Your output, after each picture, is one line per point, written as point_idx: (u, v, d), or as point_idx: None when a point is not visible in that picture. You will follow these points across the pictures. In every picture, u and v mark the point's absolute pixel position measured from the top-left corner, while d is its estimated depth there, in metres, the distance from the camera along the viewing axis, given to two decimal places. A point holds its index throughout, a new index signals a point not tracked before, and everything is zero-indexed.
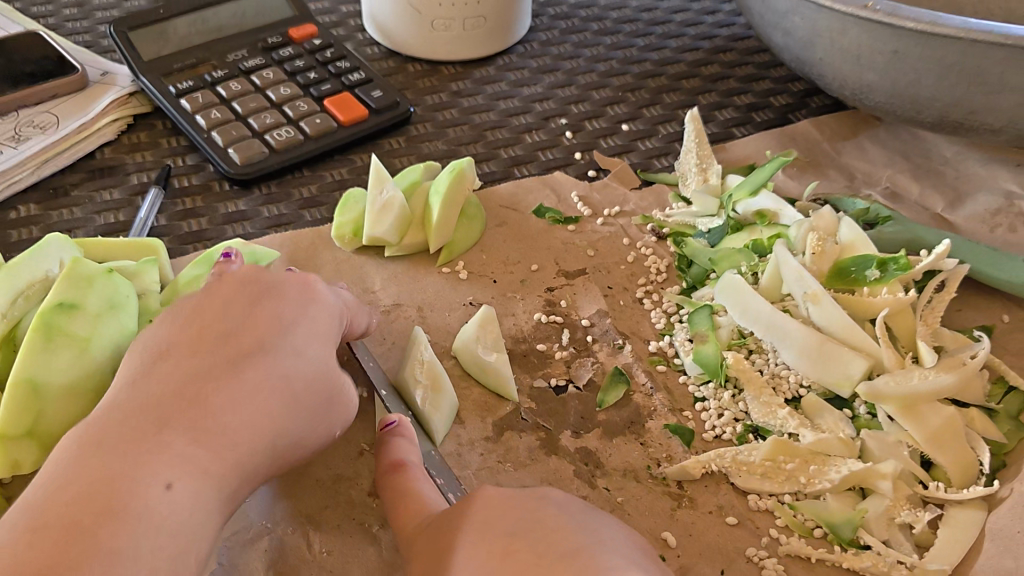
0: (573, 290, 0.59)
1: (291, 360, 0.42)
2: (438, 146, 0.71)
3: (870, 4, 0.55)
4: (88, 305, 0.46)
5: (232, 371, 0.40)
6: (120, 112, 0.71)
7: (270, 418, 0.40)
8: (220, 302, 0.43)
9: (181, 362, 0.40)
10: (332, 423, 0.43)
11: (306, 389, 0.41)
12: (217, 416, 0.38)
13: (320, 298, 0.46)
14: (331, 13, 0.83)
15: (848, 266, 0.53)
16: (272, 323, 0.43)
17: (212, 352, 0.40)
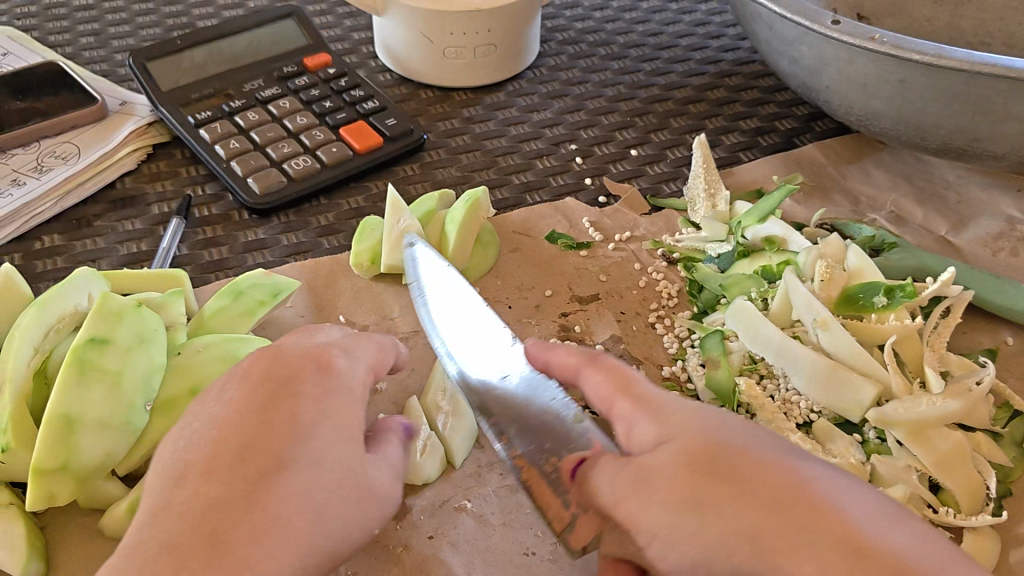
0: (586, 316, 0.61)
1: (316, 457, 0.34)
2: (451, 173, 0.72)
3: (876, 37, 0.57)
4: (119, 339, 0.48)
5: (257, 496, 0.32)
6: (140, 142, 0.72)
7: (305, 534, 0.33)
8: (242, 398, 0.36)
9: (196, 494, 0.32)
10: (372, 528, 0.36)
11: (342, 486, 0.35)
12: (245, 566, 0.30)
13: (340, 372, 0.38)
14: (343, 40, 0.85)
15: (856, 293, 0.55)
16: (291, 428, 0.35)
17: (226, 472, 0.33)
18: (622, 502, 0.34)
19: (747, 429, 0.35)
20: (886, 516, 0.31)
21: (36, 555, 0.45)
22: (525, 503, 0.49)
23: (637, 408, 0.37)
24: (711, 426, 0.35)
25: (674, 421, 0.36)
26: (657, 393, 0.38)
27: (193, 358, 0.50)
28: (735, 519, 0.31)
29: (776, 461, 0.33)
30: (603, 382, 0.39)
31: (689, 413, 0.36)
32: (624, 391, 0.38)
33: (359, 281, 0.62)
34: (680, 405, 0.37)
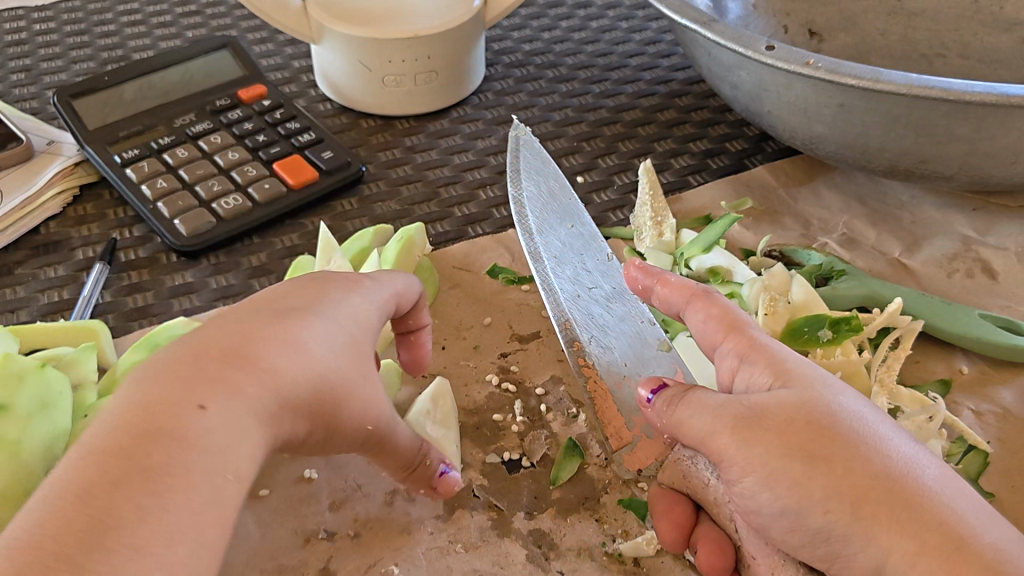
0: (526, 355, 0.58)
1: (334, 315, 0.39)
2: (391, 207, 0.70)
3: (811, 62, 0.55)
4: (18, 406, 0.45)
5: (280, 317, 0.37)
6: (65, 183, 0.69)
7: (309, 357, 0.37)
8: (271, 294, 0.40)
9: (220, 328, 0.36)
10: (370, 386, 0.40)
11: (332, 351, 0.38)
12: (264, 360, 0.35)
13: (362, 287, 0.42)
14: (283, 69, 0.83)
15: (801, 326, 0.52)
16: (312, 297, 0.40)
17: (261, 311, 0.38)
18: (723, 434, 0.38)
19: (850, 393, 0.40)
20: (974, 508, 0.36)
21: None
22: (455, 565, 0.47)
23: (747, 347, 0.41)
24: (823, 379, 0.39)
25: (788, 364, 0.40)
26: (765, 336, 0.43)
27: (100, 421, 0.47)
28: (843, 480, 0.36)
29: (880, 427, 0.38)
30: (715, 316, 0.43)
31: (798, 362, 0.41)
32: (733, 331, 0.43)
33: None
34: (787, 350, 0.42)
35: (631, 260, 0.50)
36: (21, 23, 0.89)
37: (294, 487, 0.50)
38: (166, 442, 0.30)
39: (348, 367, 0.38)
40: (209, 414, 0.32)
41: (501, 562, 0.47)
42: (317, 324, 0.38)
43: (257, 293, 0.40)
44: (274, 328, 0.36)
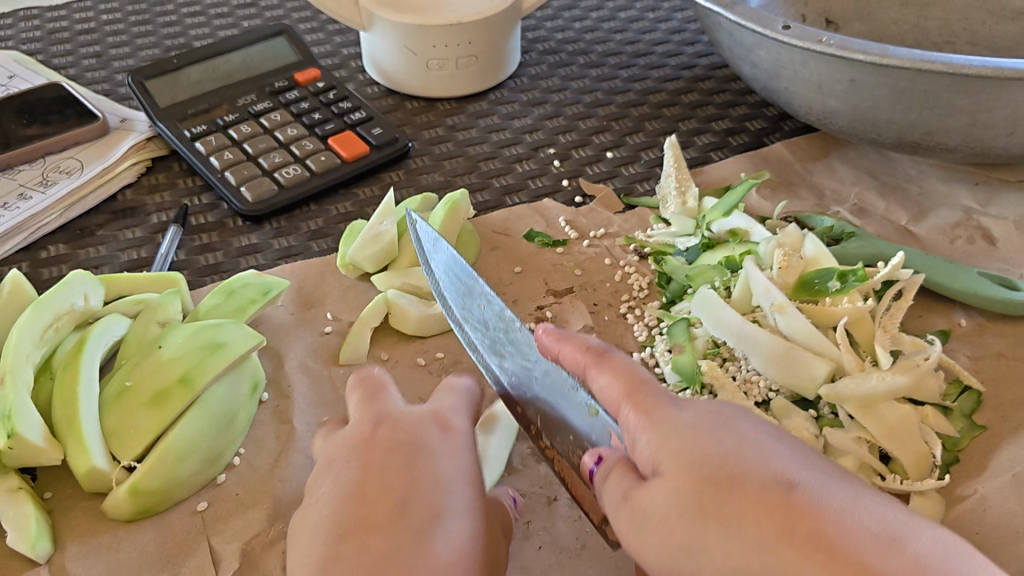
0: (560, 307, 0.64)
1: (454, 501, 0.39)
2: (435, 178, 0.76)
3: (824, 40, 0.61)
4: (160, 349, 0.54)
5: (416, 522, 0.37)
6: (139, 156, 0.76)
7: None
8: (371, 448, 0.41)
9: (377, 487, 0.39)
10: None
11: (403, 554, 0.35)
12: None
13: (456, 430, 0.43)
14: (333, 56, 0.89)
15: (812, 278, 0.58)
16: (435, 472, 0.40)
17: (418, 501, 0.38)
18: (628, 533, 0.36)
19: (752, 442, 0.35)
20: (888, 538, 0.29)
21: (43, 537, 0.49)
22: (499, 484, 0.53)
23: (636, 425, 0.38)
24: (714, 440, 0.35)
25: (675, 435, 0.36)
26: (669, 400, 0.38)
27: (178, 351, 0.53)
28: (723, 559, 0.31)
29: (778, 476, 0.33)
30: (610, 386, 0.40)
31: (692, 426, 0.36)
32: (627, 399, 0.39)
33: (346, 280, 0.66)
34: (677, 415, 0.37)
35: (539, 325, 0.46)
36: (89, 13, 0.97)
37: None
38: None
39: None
40: None
41: (539, 482, 0.53)
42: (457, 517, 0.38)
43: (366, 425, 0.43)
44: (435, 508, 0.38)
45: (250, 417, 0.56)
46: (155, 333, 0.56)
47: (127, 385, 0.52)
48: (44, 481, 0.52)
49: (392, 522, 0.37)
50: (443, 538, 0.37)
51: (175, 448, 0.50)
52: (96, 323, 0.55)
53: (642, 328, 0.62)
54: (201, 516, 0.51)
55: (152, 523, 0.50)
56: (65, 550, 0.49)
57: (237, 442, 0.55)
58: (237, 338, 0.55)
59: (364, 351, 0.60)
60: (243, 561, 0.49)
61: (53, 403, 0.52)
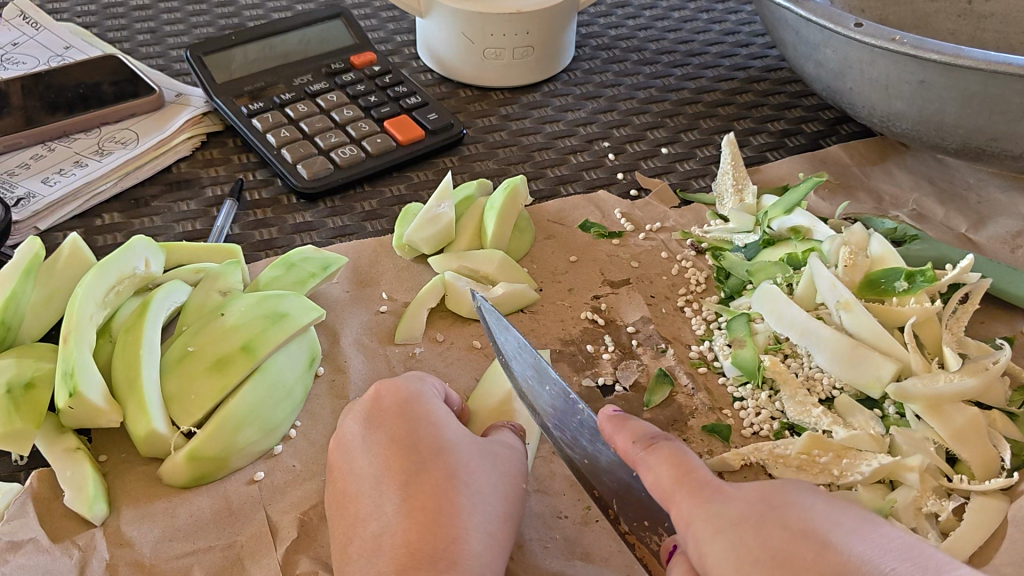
0: (617, 298, 0.64)
1: (456, 439, 0.47)
2: (489, 166, 0.75)
3: (897, 38, 0.60)
4: (224, 318, 0.53)
5: (436, 470, 0.44)
6: (194, 130, 0.76)
7: (486, 506, 0.44)
8: (373, 427, 0.47)
9: (392, 454, 0.45)
10: (488, 512, 0.44)
11: (442, 497, 0.43)
12: (452, 520, 0.42)
13: (424, 381, 0.50)
14: (387, 42, 0.89)
15: (878, 278, 0.57)
16: (432, 424, 0.47)
17: (429, 455, 0.45)
18: None
19: (801, 535, 0.34)
20: None
21: (99, 498, 0.48)
22: (557, 470, 0.53)
23: (685, 520, 0.37)
24: (765, 536, 0.34)
25: (723, 536, 0.35)
26: (716, 488, 0.37)
27: (240, 320, 0.53)
28: None
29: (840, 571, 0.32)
30: (661, 477, 0.38)
31: (742, 521, 0.35)
32: (679, 487, 0.37)
33: (401, 261, 0.65)
34: (724, 507, 0.36)
35: (605, 405, 0.43)
36: None
37: None
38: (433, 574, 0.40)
39: (487, 503, 0.44)
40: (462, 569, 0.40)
41: None
42: (469, 454, 0.46)
43: (362, 421, 0.48)
44: (452, 457, 0.45)
45: (308, 389, 0.55)
46: (216, 301, 0.56)
47: (188, 351, 0.52)
48: (99, 443, 0.52)
49: (429, 478, 0.44)
50: (471, 475, 0.44)
51: (234, 417, 0.50)
52: (159, 288, 0.55)
53: (699, 321, 0.62)
54: (258, 486, 0.51)
55: (209, 490, 0.50)
56: (120, 513, 0.49)
57: (294, 415, 0.54)
58: (298, 309, 0.55)
59: (419, 332, 0.60)
60: (301, 532, 0.49)
61: (113, 365, 0.51)
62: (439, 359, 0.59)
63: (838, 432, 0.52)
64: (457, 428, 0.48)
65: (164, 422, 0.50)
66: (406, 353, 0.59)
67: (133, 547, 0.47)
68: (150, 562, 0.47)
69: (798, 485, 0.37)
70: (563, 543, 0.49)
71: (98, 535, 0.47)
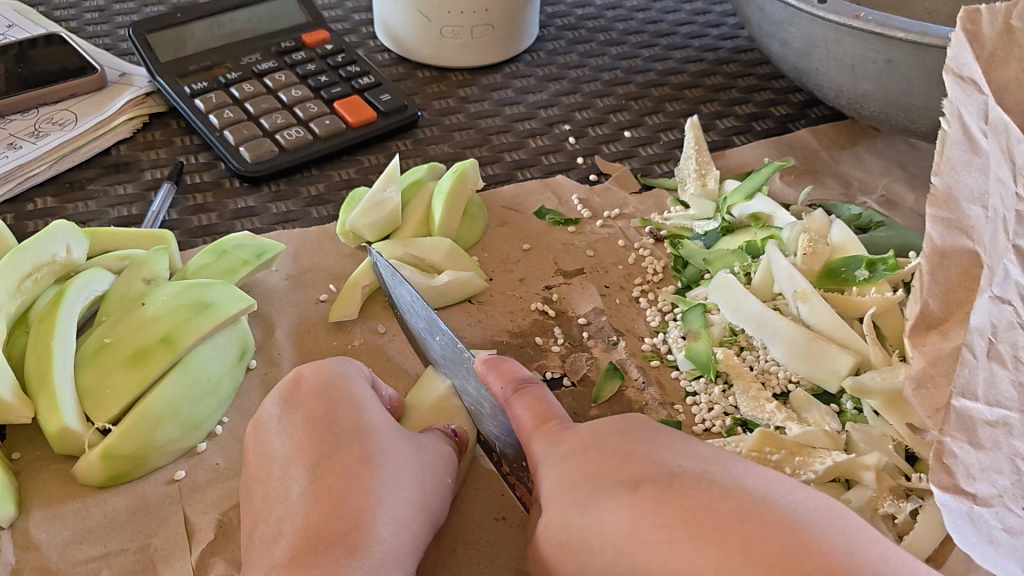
0: (570, 288, 0.61)
1: (377, 420, 0.44)
2: (444, 149, 0.72)
3: (861, 15, 0.58)
4: (145, 310, 0.50)
5: (351, 452, 0.42)
6: (136, 111, 0.73)
7: (403, 491, 0.41)
8: (292, 407, 0.45)
9: (308, 435, 0.43)
10: (404, 496, 0.41)
11: (352, 480, 0.40)
12: (359, 504, 0.40)
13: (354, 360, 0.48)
14: (344, 21, 0.85)
15: (838, 267, 0.54)
16: (353, 404, 0.44)
17: (345, 436, 0.43)
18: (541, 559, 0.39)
19: (614, 441, 0.40)
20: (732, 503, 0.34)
21: (7, 499, 0.45)
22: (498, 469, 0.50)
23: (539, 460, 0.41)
24: (593, 457, 0.39)
25: (561, 462, 0.40)
26: (564, 429, 0.41)
27: (162, 310, 0.50)
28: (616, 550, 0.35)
29: (638, 471, 0.37)
30: (522, 420, 0.43)
31: (578, 448, 0.40)
32: (536, 426, 0.42)
33: (345, 248, 0.62)
34: (568, 436, 0.41)
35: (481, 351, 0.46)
36: None
37: None
38: (332, 560, 0.37)
39: (405, 488, 0.41)
40: (365, 558, 0.38)
41: None
42: (391, 437, 0.43)
43: (283, 401, 0.45)
44: (369, 440, 0.43)
45: (237, 383, 0.53)
46: (140, 289, 0.53)
47: (106, 343, 0.49)
48: (12, 440, 0.49)
49: (341, 460, 0.41)
50: (388, 459, 0.42)
51: (152, 413, 0.47)
52: (78, 276, 0.52)
53: (654, 312, 0.59)
54: (178, 486, 0.48)
55: (125, 489, 0.47)
56: (30, 515, 0.46)
57: (222, 410, 0.51)
58: (226, 299, 0.52)
59: (359, 322, 0.57)
60: (220, 534, 0.46)
61: (26, 358, 0.48)
62: (379, 352, 0.56)
63: (792, 428, 0.49)
64: (381, 409, 0.45)
65: (78, 419, 0.47)
66: (345, 345, 0.56)
67: (40, 550, 0.44)
68: (56, 567, 0.44)
69: (639, 421, 0.41)
70: (499, 545, 0.46)
71: (4, 538, 0.45)
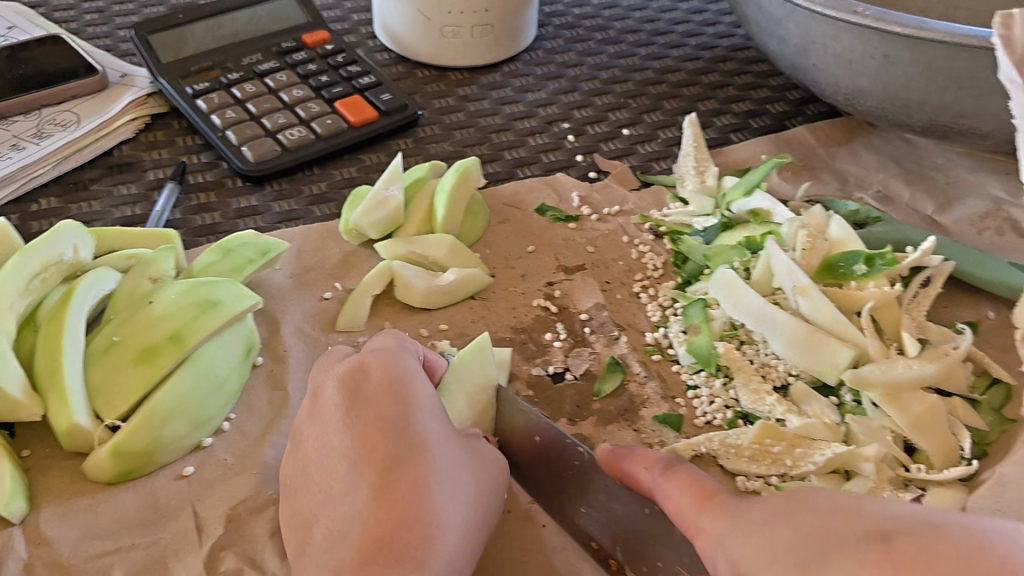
0: (572, 284, 0.62)
1: (437, 427, 0.44)
2: (444, 148, 0.73)
3: (859, 11, 0.58)
4: (151, 308, 0.51)
5: (414, 460, 0.42)
6: (138, 112, 0.73)
7: (460, 505, 0.41)
8: (356, 407, 0.44)
9: (369, 439, 0.43)
10: (462, 510, 0.41)
11: (413, 493, 0.40)
12: (422, 518, 0.40)
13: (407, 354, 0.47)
14: (343, 21, 0.86)
15: (838, 262, 0.55)
16: (415, 408, 0.44)
17: (407, 443, 0.42)
18: None
19: (815, 508, 0.33)
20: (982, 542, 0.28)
21: (18, 495, 0.46)
22: None
23: (708, 537, 0.36)
24: (791, 525, 0.33)
25: (744, 531, 0.35)
26: (733, 503, 0.37)
27: (169, 307, 0.51)
28: None
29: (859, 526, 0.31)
30: (677, 494, 0.39)
31: (762, 521, 0.35)
32: (704, 500, 0.38)
33: (348, 246, 0.63)
34: (744, 507, 0.37)
35: (601, 442, 0.46)
36: None
37: None
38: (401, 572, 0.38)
39: (463, 501, 0.42)
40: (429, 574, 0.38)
41: None
42: (446, 447, 0.43)
43: (341, 399, 0.45)
44: (429, 451, 0.42)
45: (243, 380, 0.53)
46: (146, 288, 0.54)
47: (114, 341, 0.50)
48: (22, 438, 0.50)
49: (403, 469, 0.41)
50: (450, 469, 0.42)
51: (161, 410, 0.48)
52: (86, 276, 0.52)
53: (654, 307, 0.59)
54: (186, 481, 0.48)
55: (135, 485, 0.48)
56: (41, 511, 0.46)
57: (229, 406, 0.52)
58: (231, 297, 0.52)
59: (363, 319, 0.58)
60: (228, 528, 0.47)
61: (35, 357, 0.49)
62: None
63: (792, 420, 0.50)
64: (438, 412, 0.45)
65: (87, 416, 0.47)
66: (349, 341, 0.57)
67: (52, 546, 0.45)
68: (68, 562, 0.44)
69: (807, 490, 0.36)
70: (503, 538, 0.47)
71: (17, 534, 0.45)
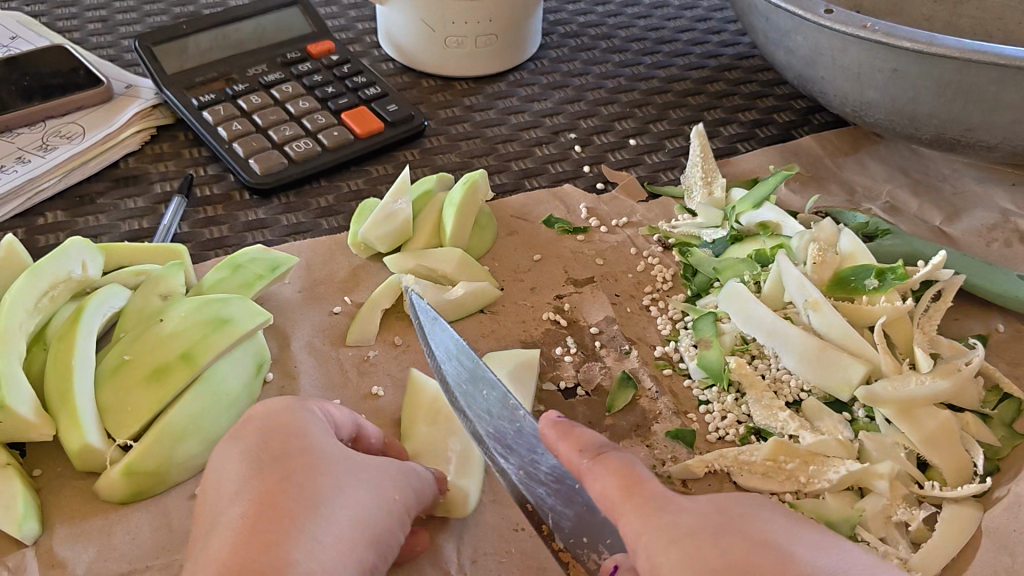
0: (581, 297, 0.61)
1: (319, 447, 0.40)
2: (451, 159, 0.73)
3: (869, 25, 0.58)
4: (162, 326, 0.51)
5: (288, 478, 0.38)
6: (143, 124, 0.73)
7: (334, 520, 0.37)
8: (234, 441, 0.41)
9: (241, 463, 0.39)
10: (334, 523, 0.37)
11: (278, 507, 0.36)
12: (281, 530, 0.35)
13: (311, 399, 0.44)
14: (348, 30, 0.86)
15: (848, 276, 0.55)
16: (292, 433, 0.41)
17: (277, 463, 0.39)
18: None
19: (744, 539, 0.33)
20: None
21: (30, 517, 0.46)
22: None
23: (633, 532, 0.34)
24: (720, 548, 0.32)
25: (674, 545, 0.33)
26: (666, 502, 0.35)
27: (181, 325, 0.50)
28: None
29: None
30: (608, 485, 0.36)
31: (689, 529, 0.33)
32: (632, 493, 0.35)
33: (357, 260, 0.63)
34: (677, 514, 0.34)
35: (548, 412, 0.40)
36: None
37: (363, 403, 0.54)
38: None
39: (337, 516, 0.37)
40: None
41: None
42: (323, 464, 0.39)
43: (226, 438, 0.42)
44: (300, 468, 0.39)
45: (255, 397, 0.53)
46: (156, 305, 0.53)
47: (125, 359, 0.50)
48: (33, 458, 0.49)
49: (269, 486, 0.37)
50: (321, 486, 0.38)
51: (173, 429, 0.48)
52: (95, 293, 0.52)
53: (665, 320, 0.59)
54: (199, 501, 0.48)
55: (148, 506, 0.48)
56: (53, 533, 0.46)
57: None
58: (243, 314, 0.52)
59: (373, 333, 0.58)
60: None
61: (45, 375, 0.49)
62: (393, 363, 0.57)
63: (806, 436, 0.50)
64: (326, 437, 0.42)
65: (98, 435, 0.47)
66: (360, 356, 0.57)
67: (65, 568, 0.45)
68: None
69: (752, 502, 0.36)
70: (520, 557, 0.47)
71: (29, 556, 0.45)
